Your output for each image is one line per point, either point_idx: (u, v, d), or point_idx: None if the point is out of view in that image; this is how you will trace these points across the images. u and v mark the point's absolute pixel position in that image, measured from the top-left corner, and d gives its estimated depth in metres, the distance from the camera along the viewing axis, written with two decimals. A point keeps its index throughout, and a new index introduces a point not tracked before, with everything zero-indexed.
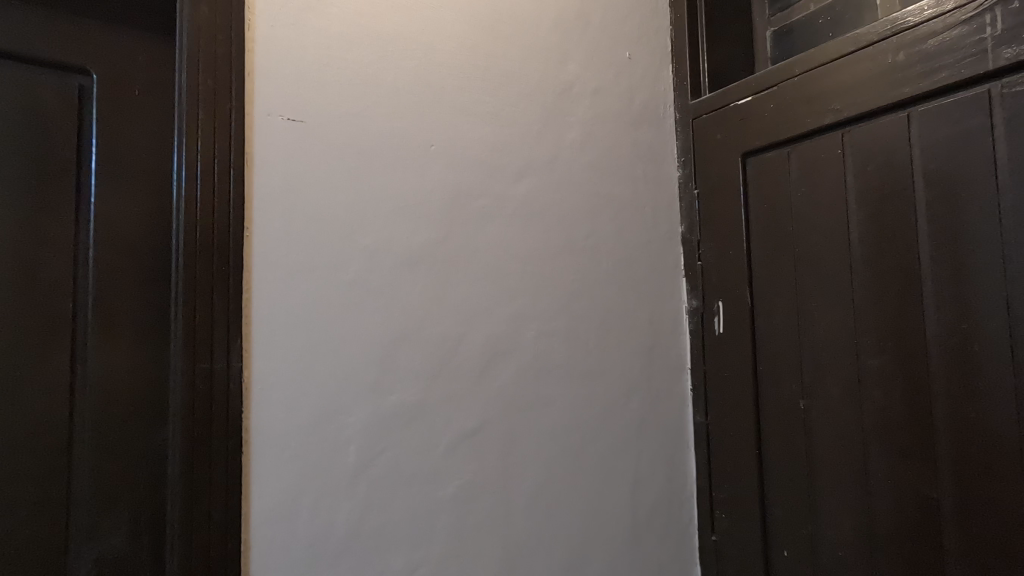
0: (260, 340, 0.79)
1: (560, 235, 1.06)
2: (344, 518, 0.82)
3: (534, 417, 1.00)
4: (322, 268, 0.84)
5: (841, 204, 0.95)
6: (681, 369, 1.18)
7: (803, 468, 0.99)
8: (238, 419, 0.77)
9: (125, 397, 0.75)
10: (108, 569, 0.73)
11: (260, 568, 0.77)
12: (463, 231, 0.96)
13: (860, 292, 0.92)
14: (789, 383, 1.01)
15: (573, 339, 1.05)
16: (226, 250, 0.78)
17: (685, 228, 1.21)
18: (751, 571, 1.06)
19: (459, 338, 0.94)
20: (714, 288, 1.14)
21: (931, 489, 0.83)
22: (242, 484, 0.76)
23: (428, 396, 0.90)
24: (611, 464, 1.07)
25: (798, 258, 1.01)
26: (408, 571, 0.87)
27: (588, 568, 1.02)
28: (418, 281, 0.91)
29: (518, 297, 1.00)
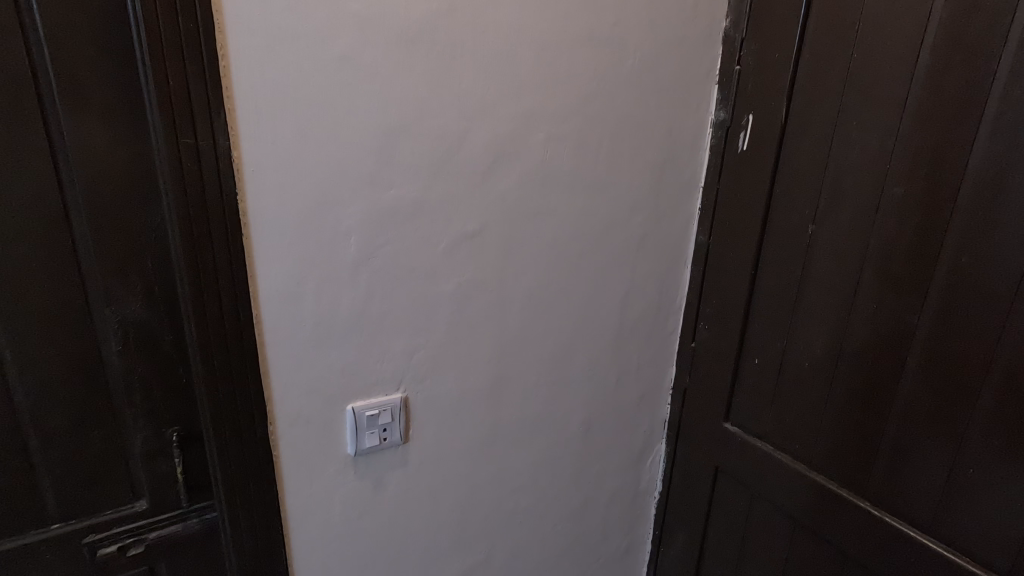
0: (246, 119, 0.73)
1: (584, 18, 0.91)
2: (348, 303, 0.87)
3: (536, 223, 0.98)
4: (308, 39, 0.73)
5: (925, 1, 0.79)
6: (692, 187, 1.14)
7: (793, 290, 1.02)
8: (233, 203, 0.75)
9: (111, 173, 0.72)
10: (134, 333, 0.78)
11: (272, 340, 0.83)
12: (471, 4, 0.82)
13: (910, 112, 0.82)
14: (803, 209, 0.98)
15: (584, 145, 0.98)
16: (191, 4, 0.66)
17: (730, 24, 1.04)
18: (720, 373, 1.17)
19: (462, 134, 0.87)
20: (746, 99, 1.03)
21: (912, 316, 0.86)
22: (245, 266, 0.78)
23: (428, 195, 0.88)
24: (608, 275, 1.10)
25: (850, 69, 0.88)
26: (409, 352, 0.95)
27: (575, 361, 1.12)
28: (418, 65, 0.81)
29: (530, 94, 0.90)
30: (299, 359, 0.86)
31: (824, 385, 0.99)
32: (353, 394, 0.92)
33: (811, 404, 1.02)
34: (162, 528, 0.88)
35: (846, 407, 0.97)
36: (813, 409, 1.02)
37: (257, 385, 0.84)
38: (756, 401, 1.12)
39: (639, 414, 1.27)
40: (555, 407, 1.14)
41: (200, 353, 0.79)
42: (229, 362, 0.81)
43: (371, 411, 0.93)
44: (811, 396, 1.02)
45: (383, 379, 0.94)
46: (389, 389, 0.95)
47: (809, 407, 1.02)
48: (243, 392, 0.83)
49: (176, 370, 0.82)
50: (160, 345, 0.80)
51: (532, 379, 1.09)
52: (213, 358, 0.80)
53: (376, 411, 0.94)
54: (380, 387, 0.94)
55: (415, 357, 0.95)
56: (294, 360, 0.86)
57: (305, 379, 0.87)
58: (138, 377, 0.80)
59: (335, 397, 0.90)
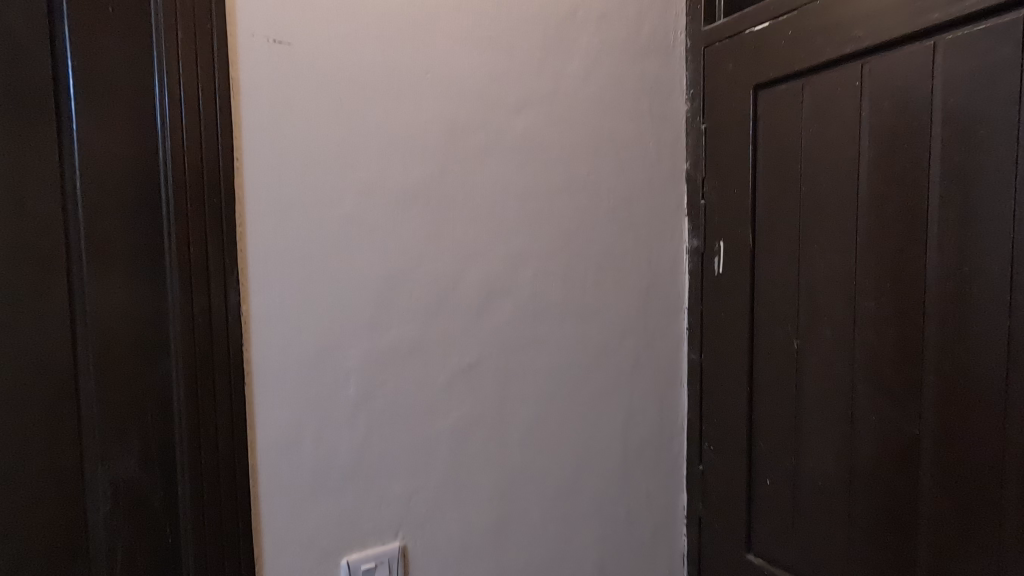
0: (257, 275, 0.79)
1: (561, 171, 1.03)
2: (347, 446, 0.86)
3: (532, 353, 1.01)
4: (317, 203, 0.82)
5: (853, 143, 0.91)
6: (678, 309, 1.19)
7: (792, 405, 1.02)
8: (239, 353, 0.78)
9: (124, 332, 0.75)
10: (126, 493, 0.76)
11: (267, 491, 0.81)
12: (461, 166, 0.93)
13: (864, 234, 0.90)
14: (784, 324, 1.02)
15: (571, 277, 1.05)
16: (217, 182, 0.76)
17: (690, 166, 1.18)
18: (733, 497, 1.12)
19: (457, 275, 0.94)
20: (715, 228, 1.13)
21: (912, 426, 0.86)
22: (246, 415, 0.79)
23: (426, 333, 0.92)
24: (606, 399, 1.10)
25: (802, 199, 0.99)
26: (408, 494, 0.91)
27: (581, 493, 1.08)
28: (414, 219, 0.90)
29: (517, 236, 0.99)
30: (295, 509, 0.83)
31: (843, 505, 0.95)
32: (349, 546, 0.87)
33: (834, 527, 0.97)
34: None
35: (870, 528, 0.92)
36: (837, 532, 0.96)
37: (248, 542, 0.79)
38: (775, 527, 1.06)
39: (654, 550, 1.19)
40: (564, 547, 1.07)
41: (192, 508, 0.76)
42: (221, 518, 0.78)
43: (368, 564, 0.88)
44: (831, 517, 0.97)
45: (381, 527, 0.89)
46: (387, 537, 0.90)
47: (832, 531, 0.97)
48: (233, 551, 0.78)
49: (163, 531, 0.78)
50: (151, 503, 0.78)
51: (537, 517, 1.03)
52: (206, 515, 0.77)
53: (373, 563, 0.88)
54: (378, 535, 0.89)
55: (415, 499, 0.92)
56: (289, 512, 0.82)
57: (299, 532, 0.83)
58: (123, 540, 0.76)
59: (329, 550, 0.85)
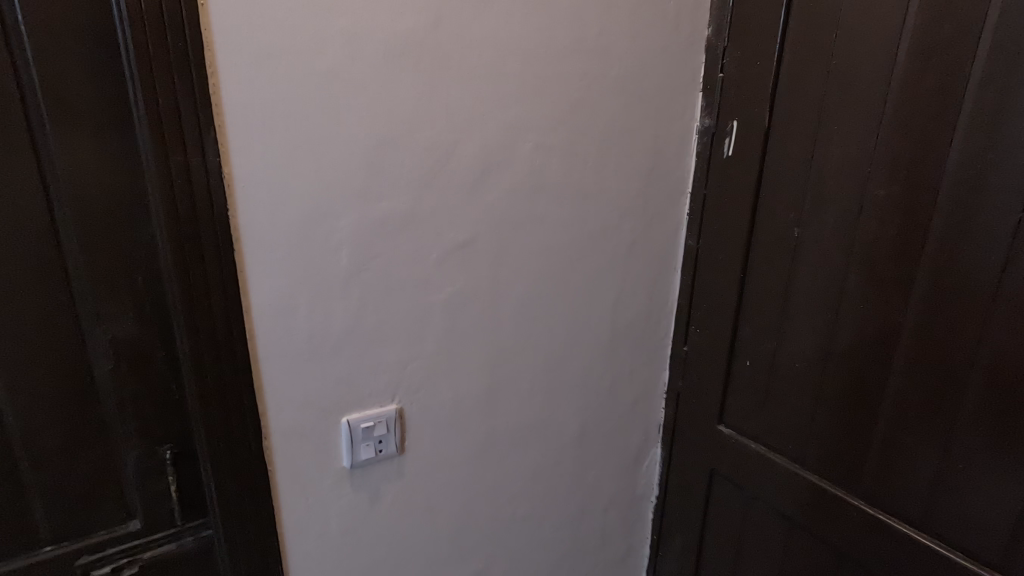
0: (236, 135, 0.73)
1: (569, 30, 0.93)
2: (341, 316, 0.87)
3: (527, 232, 0.99)
4: (294, 55, 0.74)
5: (899, 8, 0.81)
6: (680, 192, 1.15)
7: (782, 292, 1.03)
8: (224, 219, 0.75)
9: (100, 192, 0.72)
10: (126, 353, 0.78)
11: (265, 355, 0.83)
12: (457, 18, 0.83)
13: (889, 116, 0.84)
14: (788, 212, 1.00)
15: (572, 154, 0.99)
16: (179, 24, 0.67)
17: (712, 32, 1.06)
18: (712, 376, 1.18)
19: (451, 145, 0.88)
20: (730, 106, 1.05)
21: (897, 315, 0.88)
22: (237, 282, 0.78)
23: (418, 207, 0.88)
24: (599, 281, 1.11)
25: (829, 75, 0.90)
26: (403, 363, 0.95)
27: (569, 368, 1.13)
28: (404, 78, 0.82)
29: (517, 104, 0.92)
30: (293, 373, 0.86)
31: (814, 386, 1.01)
32: (348, 407, 0.92)
33: (803, 404, 1.03)
34: (156, 548, 0.87)
35: (837, 406, 0.98)
36: (805, 409, 1.03)
37: (251, 401, 0.83)
38: (748, 403, 1.13)
39: (633, 420, 1.28)
40: (550, 414, 1.14)
41: (193, 369, 0.79)
42: (223, 378, 0.81)
43: (367, 423, 0.93)
44: (802, 396, 1.03)
45: (378, 391, 0.94)
46: (384, 400, 0.95)
47: (800, 408, 1.04)
48: (237, 407, 0.83)
49: (168, 388, 0.82)
50: (152, 363, 0.80)
51: (526, 387, 1.09)
52: (208, 375, 0.80)
53: (371, 423, 0.94)
54: (375, 399, 0.94)
55: (409, 367, 0.95)
56: (288, 375, 0.86)
57: (299, 393, 0.87)
58: (130, 396, 0.80)
59: (330, 410, 0.90)
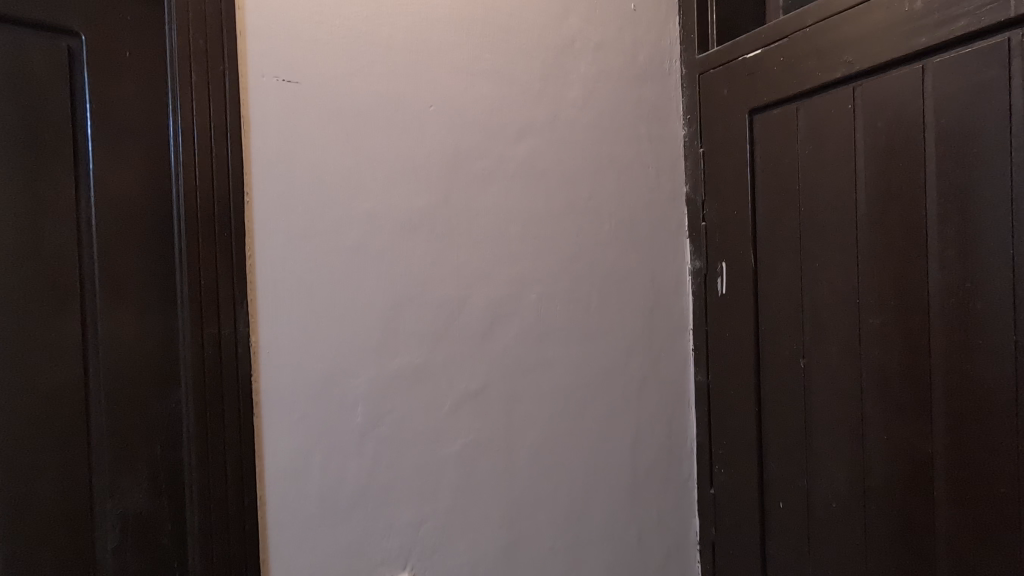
0: (266, 303, 0.80)
1: (563, 196, 1.05)
2: (355, 474, 0.86)
3: (538, 376, 1.02)
4: (323, 233, 0.84)
5: (849, 162, 0.93)
6: (683, 329, 1.19)
7: (801, 423, 1.01)
8: (248, 381, 0.79)
9: (135, 362, 0.77)
10: (134, 525, 0.76)
11: (276, 520, 0.81)
12: (465, 194, 0.96)
13: (864, 251, 0.91)
14: (790, 343, 1.02)
15: (575, 301, 1.06)
16: (228, 215, 0.78)
17: (690, 188, 1.20)
18: (747, 520, 1.10)
19: (462, 299, 0.95)
20: (717, 248, 1.14)
21: (924, 444, 0.85)
22: (254, 443, 0.79)
23: (431, 358, 0.92)
24: (613, 421, 1.10)
25: (801, 219, 1.00)
26: (417, 523, 0.90)
27: (591, 518, 1.07)
28: (418, 244, 0.91)
29: (520, 261, 1.00)
30: (301, 539, 0.82)
31: (858, 526, 0.93)
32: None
33: (851, 549, 0.95)
34: None
35: (888, 550, 0.90)
36: (853, 555, 0.94)
37: (256, 574, 0.79)
38: (791, 551, 1.04)
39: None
40: (576, 575, 1.05)
41: (200, 539, 0.76)
42: (229, 549, 0.77)
43: None
44: (847, 539, 0.95)
45: (389, 556, 0.88)
46: (396, 567, 0.89)
47: (848, 553, 0.95)
48: None
49: (171, 562, 0.78)
50: (158, 534, 0.77)
51: (547, 543, 1.02)
52: (214, 546, 0.76)
53: None
54: (387, 565, 0.88)
55: (423, 527, 0.91)
56: (297, 542, 0.82)
57: (306, 563, 0.82)
58: (130, 573, 0.76)
59: None
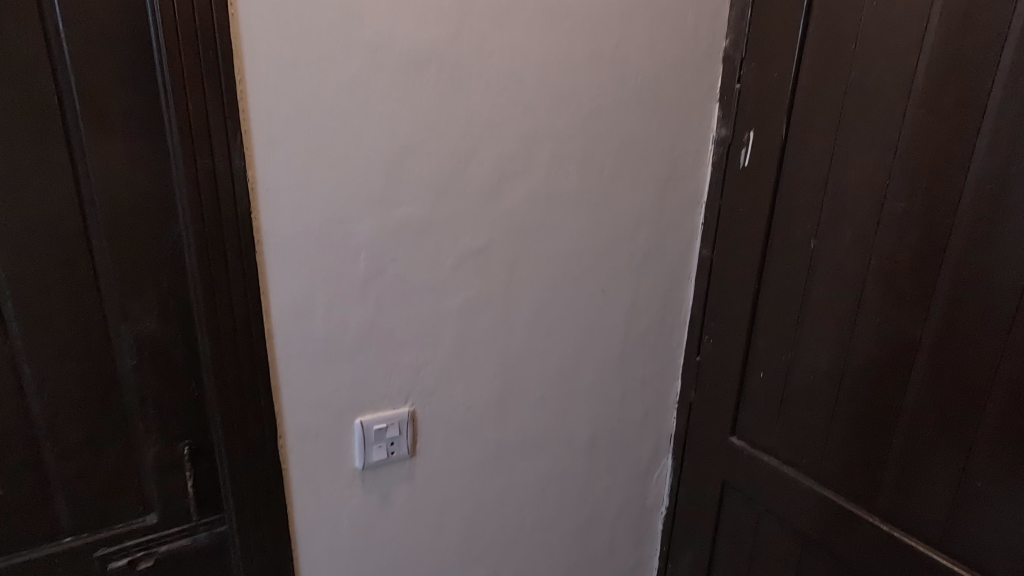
0: (262, 141, 0.76)
1: (588, 42, 0.94)
2: (358, 319, 0.88)
3: (542, 239, 1.00)
4: (319, 63, 0.76)
5: (920, 22, 0.81)
6: (696, 202, 1.15)
7: (797, 303, 1.02)
8: (248, 221, 0.77)
9: (129, 193, 0.74)
10: (149, 350, 0.80)
11: (284, 354, 0.85)
12: (478, 29, 0.85)
13: (908, 129, 0.84)
14: (804, 224, 0.99)
15: (588, 164, 1.00)
16: (212, 34, 0.69)
17: (730, 43, 1.06)
18: (726, 386, 1.17)
19: (469, 153, 0.89)
20: (748, 117, 1.05)
21: (915, 331, 0.87)
22: (259, 283, 0.80)
23: (435, 213, 0.90)
24: (612, 289, 1.11)
25: (848, 88, 0.90)
26: (417, 367, 0.96)
27: (581, 375, 1.13)
28: (424, 86, 0.83)
29: (534, 113, 0.93)
30: (308, 373, 0.87)
31: (830, 399, 1.00)
32: (361, 408, 0.93)
33: (819, 418, 1.02)
34: (171, 542, 0.88)
35: (853, 420, 0.97)
36: (820, 423, 1.02)
37: (269, 399, 0.85)
38: (762, 415, 1.12)
39: (644, 430, 1.27)
40: (562, 422, 1.14)
41: (212, 366, 0.81)
42: (242, 376, 0.82)
43: (380, 425, 0.95)
44: (818, 410, 1.02)
45: (391, 393, 0.95)
46: (397, 403, 0.96)
47: (816, 421, 1.02)
48: (254, 406, 0.84)
49: (188, 385, 0.84)
50: (173, 360, 0.82)
51: (538, 393, 1.09)
52: (227, 373, 0.82)
53: (384, 425, 0.95)
54: (388, 401, 0.95)
55: (423, 371, 0.97)
56: (305, 375, 0.87)
57: (315, 393, 0.89)
58: (151, 392, 0.82)
59: (344, 410, 0.92)
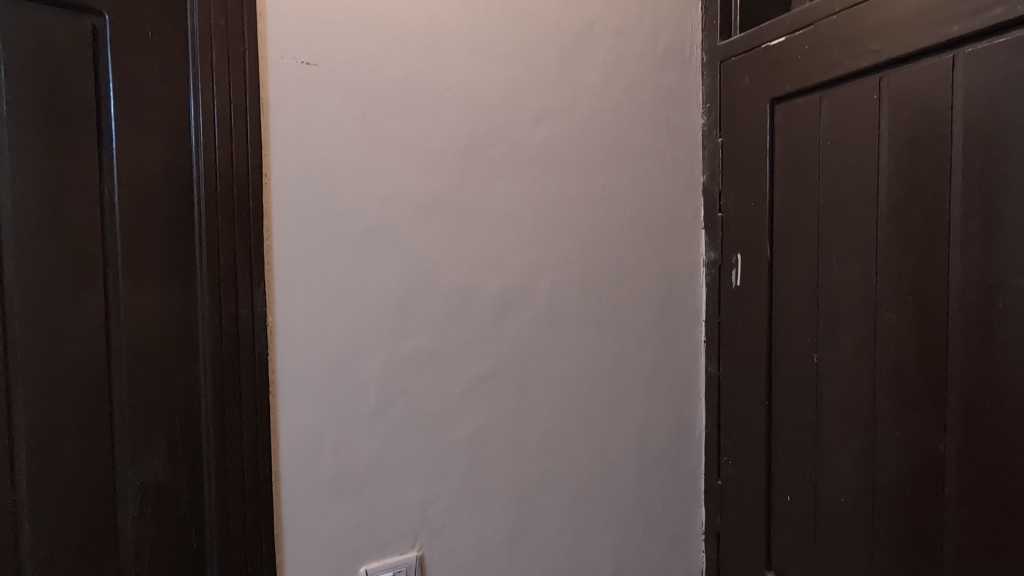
0: (283, 284, 0.82)
1: (578, 184, 1.05)
2: (366, 453, 0.87)
3: (548, 363, 1.02)
4: (339, 216, 0.85)
5: (871, 154, 0.91)
6: (695, 320, 1.19)
7: (811, 417, 1.01)
8: (264, 360, 0.80)
9: (156, 338, 0.78)
10: (153, 496, 0.78)
11: (289, 495, 0.83)
12: (479, 179, 0.95)
13: (884, 246, 0.90)
14: (804, 337, 1.02)
15: (587, 289, 1.06)
16: (246, 197, 0.79)
17: (707, 178, 1.19)
18: (753, 511, 1.10)
19: (474, 285, 0.95)
20: (733, 240, 1.13)
21: (937, 442, 0.84)
22: (269, 421, 0.81)
23: (443, 342, 0.93)
24: (622, 411, 1.10)
25: (820, 212, 0.98)
26: (425, 503, 0.92)
27: (598, 505, 1.08)
28: (432, 227, 0.92)
29: (535, 246, 1.01)
30: (313, 515, 0.84)
31: (865, 522, 0.93)
32: (367, 553, 0.88)
33: (857, 544, 0.94)
34: None
35: (894, 546, 0.89)
36: (860, 549, 0.94)
37: (270, 548, 0.81)
38: (795, 544, 1.04)
39: (671, 565, 1.18)
40: (581, 559, 1.06)
41: (216, 512, 0.78)
42: (244, 522, 0.79)
43: (385, 573, 0.88)
44: (854, 534, 0.95)
45: (398, 534, 0.90)
46: (404, 545, 0.91)
47: (854, 548, 0.95)
48: (254, 556, 0.80)
49: (189, 533, 0.81)
50: (178, 506, 0.80)
51: (552, 528, 1.03)
52: (230, 519, 0.79)
53: (390, 572, 0.89)
54: (396, 543, 0.90)
55: (431, 508, 0.93)
56: (310, 517, 0.84)
57: (318, 538, 0.84)
58: (150, 543, 0.79)
59: (348, 556, 0.86)
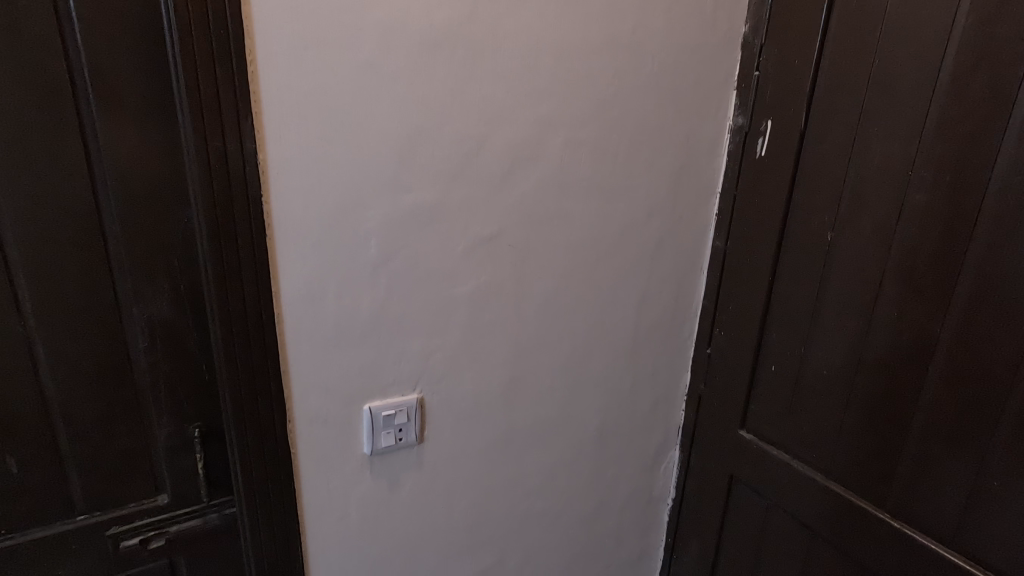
0: (273, 123, 0.75)
1: (603, 27, 0.92)
2: (368, 305, 0.88)
3: (554, 226, 0.99)
4: (330, 46, 0.75)
5: (949, 8, 0.78)
6: (709, 192, 1.13)
7: (812, 296, 1.01)
8: (258, 204, 0.77)
9: (142, 177, 0.75)
10: (161, 332, 0.81)
11: (293, 339, 0.85)
12: (491, 12, 0.83)
13: (934, 119, 0.82)
14: (822, 215, 0.97)
15: (601, 151, 0.99)
16: (222, 14, 0.68)
17: (749, 29, 1.04)
18: (737, 379, 1.16)
19: (482, 138, 0.88)
20: (765, 105, 1.03)
21: (933, 326, 0.85)
22: (268, 267, 0.80)
23: (447, 197, 0.89)
24: (623, 280, 1.10)
25: (872, 76, 0.88)
26: (426, 353, 0.96)
27: (590, 365, 1.13)
28: (436, 67, 0.82)
29: (550, 98, 0.91)
30: (317, 358, 0.87)
31: (843, 394, 0.98)
32: (370, 394, 0.93)
33: (830, 412, 1.01)
34: (182, 522, 0.90)
35: (866, 416, 0.95)
36: (833, 417, 1.00)
37: (278, 384, 0.85)
38: (771, 409, 1.11)
39: (653, 422, 1.27)
40: (569, 411, 1.14)
41: (223, 350, 0.81)
42: (251, 360, 0.83)
43: (388, 411, 0.95)
44: (830, 404, 1.00)
45: (400, 380, 0.95)
46: (405, 389, 0.96)
47: (827, 416, 1.01)
48: (264, 390, 0.85)
49: (199, 368, 0.84)
50: (185, 343, 0.83)
51: (545, 383, 1.09)
52: (237, 357, 0.82)
53: (392, 411, 0.95)
54: (397, 387, 0.95)
55: (431, 358, 0.96)
56: (314, 360, 0.87)
57: (324, 378, 0.89)
58: (163, 374, 0.83)
59: (352, 396, 0.92)
